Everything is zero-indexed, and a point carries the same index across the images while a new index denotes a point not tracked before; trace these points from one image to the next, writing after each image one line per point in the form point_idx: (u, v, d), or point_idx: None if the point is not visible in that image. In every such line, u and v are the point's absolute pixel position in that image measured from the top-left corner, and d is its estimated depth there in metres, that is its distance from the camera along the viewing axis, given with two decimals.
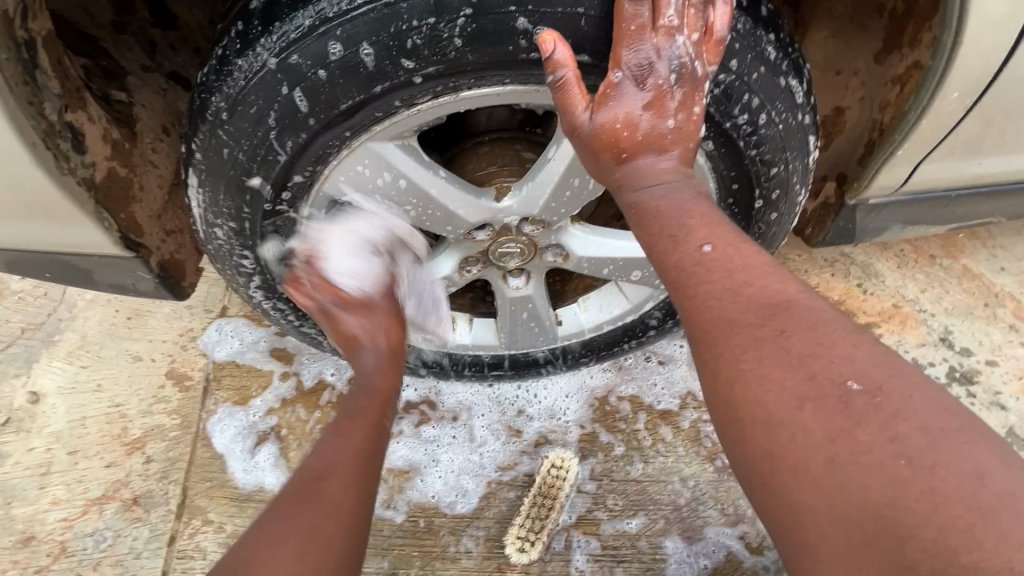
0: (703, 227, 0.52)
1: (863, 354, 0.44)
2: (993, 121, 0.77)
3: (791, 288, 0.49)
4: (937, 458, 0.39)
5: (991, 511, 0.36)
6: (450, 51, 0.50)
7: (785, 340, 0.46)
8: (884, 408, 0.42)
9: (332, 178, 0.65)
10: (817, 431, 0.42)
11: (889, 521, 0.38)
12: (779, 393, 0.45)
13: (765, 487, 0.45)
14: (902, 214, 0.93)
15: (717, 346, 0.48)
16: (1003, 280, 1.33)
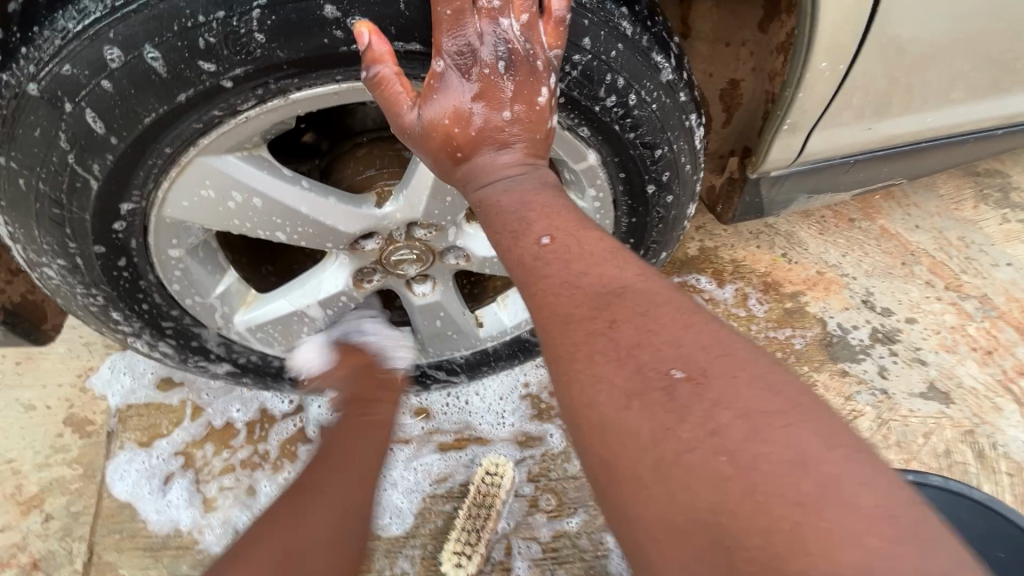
0: (546, 217, 0.49)
1: (690, 338, 0.42)
2: (872, 84, 0.76)
3: (630, 271, 0.47)
4: (756, 447, 0.36)
5: (814, 502, 0.34)
6: (253, 48, 0.45)
7: (613, 332, 0.44)
8: (709, 394, 0.39)
9: (170, 198, 0.57)
10: (642, 430, 0.40)
11: (716, 533, 0.35)
12: (608, 393, 0.42)
13: (608, 502, 0.42)
14: (805, 183, 0.93)
15: (556, 348, 0.46)
16: (918, 237, 1.36)
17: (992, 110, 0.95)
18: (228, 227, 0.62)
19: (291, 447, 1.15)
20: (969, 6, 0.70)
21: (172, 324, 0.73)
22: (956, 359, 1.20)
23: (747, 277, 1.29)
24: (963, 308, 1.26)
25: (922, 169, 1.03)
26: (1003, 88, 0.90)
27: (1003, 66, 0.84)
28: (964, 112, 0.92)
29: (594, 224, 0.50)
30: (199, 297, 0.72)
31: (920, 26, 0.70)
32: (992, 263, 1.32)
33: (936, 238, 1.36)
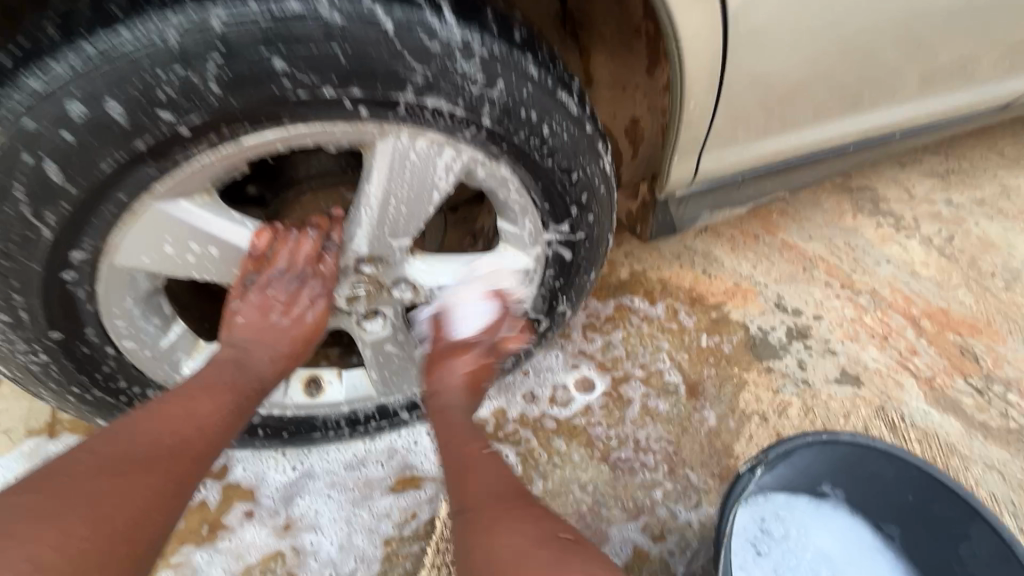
0: (474, 440, 0.82)
1: (519, 495, 0.72)
2: (745, 111, 0.90)
3: (513, 480, 0.75)
4: (525, 515, 0.69)
5: (548, 553, 0.63)
6: (210, 98, 0.51)
7: (485, 460, 0.78)
8: (581, 549, 0.65)
9: (124, 252, 0.61)
10: (480, 489, 0.74)
11: (515, 534, 0.66)
12: (473, 477, 0.75)
13: (465, 559, 0.67)
14: (705, 202, 1.08)
15: (457, 449, 0.81)
16: (813, 246, 1.55)
17: (850, 129, 1.13)
18: (235, 274, 0.73)
19: (237, 512, 1.07)
20: (818, 46, 0.85)
21: (124, 386, 0.76)
22: (860, 346, 1.35)
23: (675, 294, 1.42)
24: (858, 302, 1.44)
25: (798, 182, 1.21)
26: (853, 111, 1.08)
27: (850, 93, 1.01)
28: (827, 130, 1.09)
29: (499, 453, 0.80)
30: (144, 348, 0.73)
31: (780, 61, 0.84)
32: (875, 262, 1.53)
33: (828, 246, 1.56)
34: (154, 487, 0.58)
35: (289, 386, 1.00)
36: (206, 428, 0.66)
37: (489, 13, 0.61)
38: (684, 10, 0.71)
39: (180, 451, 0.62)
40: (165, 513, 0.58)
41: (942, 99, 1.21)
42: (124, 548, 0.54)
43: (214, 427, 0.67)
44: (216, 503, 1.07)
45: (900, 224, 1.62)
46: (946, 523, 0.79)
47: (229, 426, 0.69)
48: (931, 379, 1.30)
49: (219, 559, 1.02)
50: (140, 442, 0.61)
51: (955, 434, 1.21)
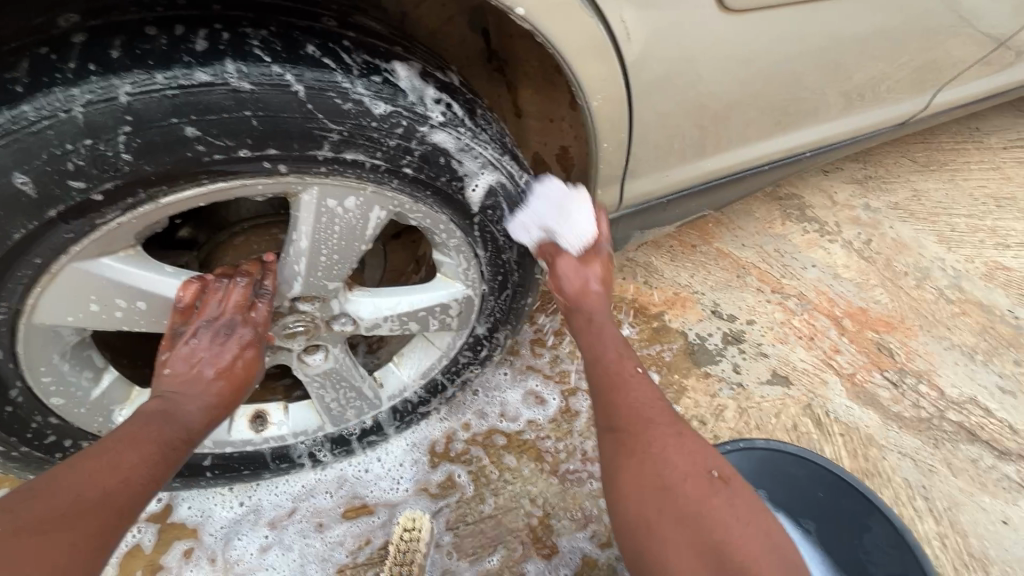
0: (627, 359, 0.88)
1: (700, 457, 0.76)
2: (661, 143, 0.96)
3: (686, 433, 0.79)
4: (696, 468, 0.74)
5: (727, 513, 0.70)
6: (121, 165, 0.55)
7: (668, 428, 0.78)
8: (729, 498, 0.72)
9: (46, 312, 0.63)
10: (659, 452, 0.75)
11: (701, 507, 0.70)
12: (651, 441, 0.77)
13: (630, 499, 0.74)
14: (634, 223, 1.14)
15: (634, 434, 0.78)
16: (746, 253, 1.65)
17: (769, 150, 1.20)
18: (165, 326, 0.74)
19: (184, 552, 1.06)
20: (724, 83, 0.91)
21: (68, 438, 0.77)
22: (789, 348, 1.45)
23: (618, 306, 1.48)
24: (788, 306, 1.54)
25: (724, 200, 1.29)
26: (769, 135, 1.15)
27: (764, 119, 1.08)
28: (747, 154, 1.16)
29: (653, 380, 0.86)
30: (71, 400, 0.73)
31: (689, 99, 0.90)
32: (802, 266, 1.63)
33: (759, 252, 1.65)
34: (66, 545, 0.57)
35: (234, 422, 1.00)
36: (130, 483, 0.64)
37: (397, 65, 0.65)
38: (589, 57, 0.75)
39: (99, 509, 0.61)
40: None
41: (853, 119, 1.31)
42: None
43: (138, 482, 0.65)
44: (151, 546, 1.07)
45: (824, 229, 1.74)
46: (852, 517, 0.88)
47: (156, 479, 0.67)
48: (852, 376, 1.40)
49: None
50: (57, 499, 0.59)
51: (874, 427, 1.31)
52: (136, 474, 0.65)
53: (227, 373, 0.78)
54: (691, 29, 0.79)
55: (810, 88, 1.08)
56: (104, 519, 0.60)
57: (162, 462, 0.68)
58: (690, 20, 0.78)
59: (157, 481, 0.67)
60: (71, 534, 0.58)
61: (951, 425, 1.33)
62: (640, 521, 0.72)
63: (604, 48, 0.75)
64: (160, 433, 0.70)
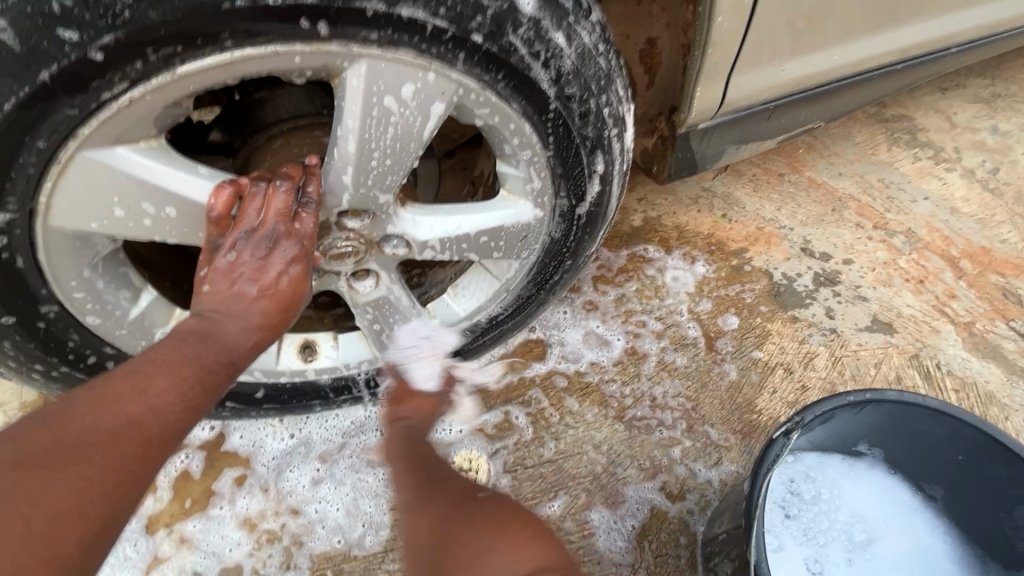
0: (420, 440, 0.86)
1: (490, 501, 0.71)
2: (772, 27, 0.80)
3: (471, 486, 0.75)
4: (466, 539, 0.64)
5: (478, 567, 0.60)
6: (120, 10, 0.46)
7: (439, 478, 0.78)
8: (480, 526, 0.65)
9: (65, 210, 0.56)
10: (451, 510, 0.70)
11: (442, 550, 0.64)
12: (451, 496, 0.73)
13: (440, 573, 0.64)
14: (731, 135, 0.95)
15: (421, 498, 0.74)
16: (843, 183, 1.42)
17: (891, 46, 0.99)
18: (203, 239, 0.64)
19: (238, 481, 1.05)
20: None
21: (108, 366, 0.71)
22: (893, 291, 1.25)
23: (692, 241, 1.31)
24: (892, 244, 1.33)
25: (835, 111, 1.08)
26: (889, 28, 0.96)
27: (886, 7, 0.90)
28: (866, 49, 0.96)
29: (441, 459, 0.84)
30: (105, 318, 0.67)
31: None
32: (911, 199, 1.40)
33: (859, 183, 1.43)
34: (86, 480, 0.49)
35: (281, 351, 0.93)
36: (163, 411, 0.55)
37: None
38: None
39: (125, 440, 0.52)
40: (106, 519, 0.49)
41: (981, 13, 1.09)
42: (46, 566, 0.44)
43: (168, 412, 0.55)
44: (199, 473, 1.05)
45: (939, 157, 1.48)
46: (997, 484, 0.77)
47: (191, 408, 0.57)
48: (971, 325, 1.20)
49: (216, 527, 1.01)
50: (74, 430, 0.50)
51: (995, 382, 1.13)
52: (163, 402, 0.55)
53: (269, 292, 0.66)
54: None
55: None
56: (125, 457, 0.51)
57: (195, 389, 0.58)
58: None
59: (190, 413, 0.57)
60: (85, 473, 0.49)
61: None
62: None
63: None
64: (192, 356, 0.59)
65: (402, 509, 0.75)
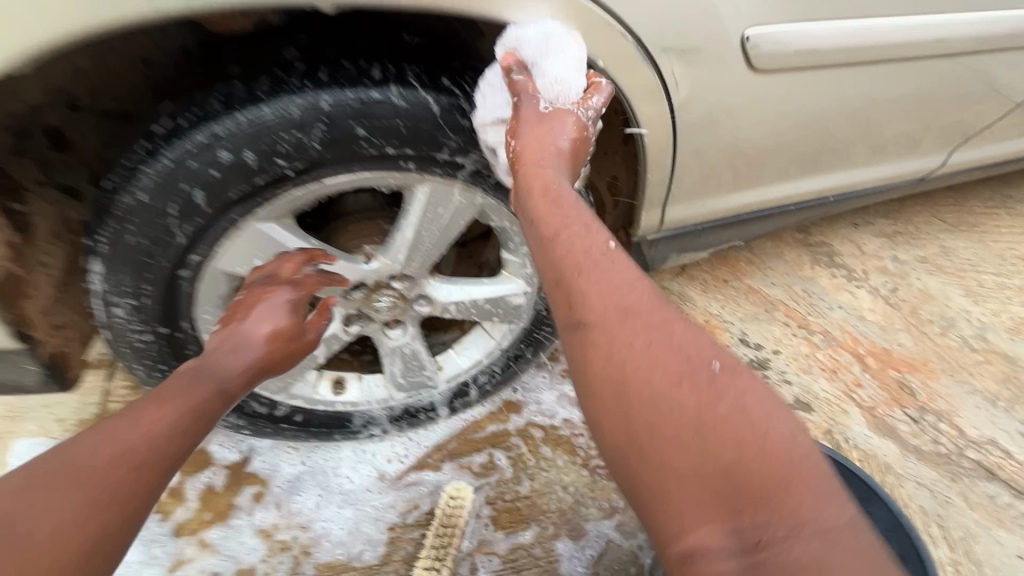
0: (587, 253, 0.73)
1: (691, 349, 0.63)
2: (700, 176, 1.11)
3: (692, 353, 0.63)
4: (688, 387, 0.60)
5: (739, 423, 0.58)
6: (312, 152, 0.78)
7: (663, 332, 0.65)
8: (731, 389, 0.61)
9: (226, 259, 0.86)
10: (676, 399, 0.59)
11: (707, 396, 0.61)
12: (659, 375, 0.61)
13: (637, 459, 0.59)
14: (672, 245, 1.30)
15: (616, 350, 0.64)
16: (774, 290, 1.77)
17: (799, 190, 1.33)
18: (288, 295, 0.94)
19: (256, 497, 1.23)
20: (764, 128, 1.05)
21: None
22: (812, 378, 1.55)
23: None
24: (813, 340, 1.64)
25: (753, 233, 1.42)
26: (800, 176, 1.28)
27: (797, 162, 1.21)
28: (778, 192, 1.29)
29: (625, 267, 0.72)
30: (214, 335, 0.94)
31: (732, 136, 1.03)
32: (828, 306, 1.74)
33: (788, 291, 1.77)
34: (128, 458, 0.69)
35: (318, 383, 1.15)
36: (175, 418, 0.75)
37: (506, 95, 0.86)
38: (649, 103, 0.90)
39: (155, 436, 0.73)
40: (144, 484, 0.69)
41: (885, 168, 1.42)
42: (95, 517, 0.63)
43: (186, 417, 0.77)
44: (222, 486, 1.24)
45: (852, 275, 1.84)
46: (855, 503, 1.07)
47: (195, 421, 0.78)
48: (872, 410, 1.50)
49: (234, 535, 1.19)
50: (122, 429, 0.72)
51: (891, 455, 1.42)
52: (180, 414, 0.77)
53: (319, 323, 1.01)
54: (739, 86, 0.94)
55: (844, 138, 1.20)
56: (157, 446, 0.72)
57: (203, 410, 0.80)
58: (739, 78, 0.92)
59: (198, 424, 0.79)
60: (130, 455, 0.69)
61: (968, 462, 1.43)
62: (626, 444, 0.60)
63: (655, 94, 0.89)
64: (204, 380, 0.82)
65: (587, 348, 0.66)
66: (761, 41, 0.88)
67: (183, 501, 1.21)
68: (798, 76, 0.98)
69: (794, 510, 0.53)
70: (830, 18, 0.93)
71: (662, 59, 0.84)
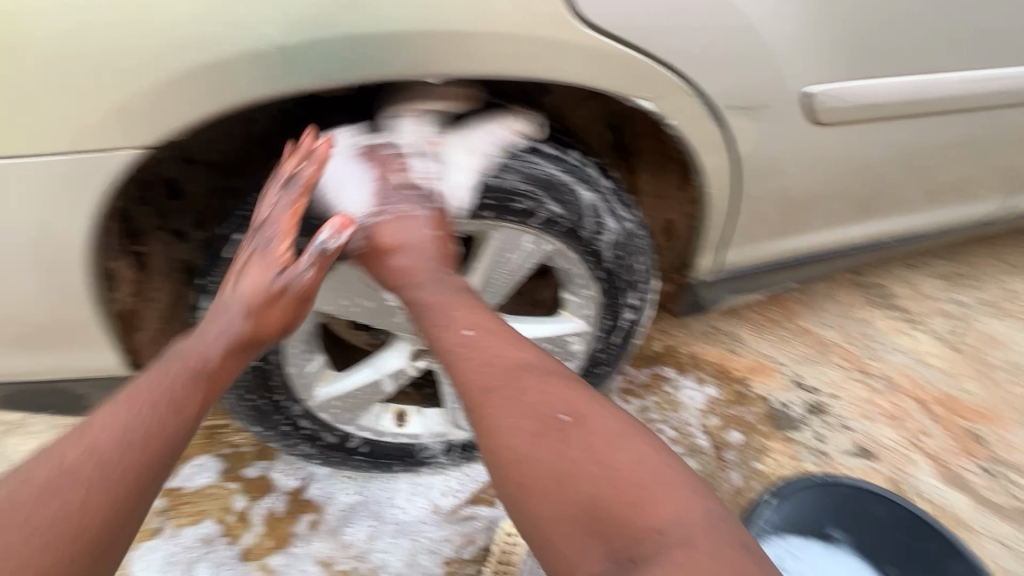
0: (467, 317, 0.85)
1: (562, 396, 0.74)
2: (759, 221, 1.14)
3: (568, 394, 0.74)
4: (543, 444, 0.69)
5: (607, 460, 0.67)
6: None
7: (520, 392, 0.74)
8: (580, 432, 0.70)
9: (318, 299, 0.95)
10: (539, 453, 0.69)
11: (553, 436, 0.70)
12: (523, 432, 0.71)
13: (521, 499, 0.69)
14: (728, 287, 1.31)
15: (483, 407, 0.75)
16: (829, 331, 1.74)
17: (856, 233, 1.33)
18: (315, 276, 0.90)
19: (313, 525, 1.27)
20: (823, 175, 1.08)
21: (281, 401, 1.04)
22: (874, 424, 1.51)
23: (702, 366, 1.61)
24: (871, 384, 1.60)
25: (808, 275, 1.41)
26: (857, 220, 1.28)
27: (856, 206, 1.22)
28: (834, 235, 1.31)
29: (496, 322, 0.85)
30: (297, 366, 1.01)
31: (792, 182, 1.06)
32: (886, 349, 1.70)
33: (842, 332, 1.74)
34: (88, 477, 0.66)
35: (382, 415, 1.19)
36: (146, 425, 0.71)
37: (574, 152, 0.95)
38: (713, 155, 0.94)
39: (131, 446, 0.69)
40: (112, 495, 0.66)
41: (942, 212, 1.41)
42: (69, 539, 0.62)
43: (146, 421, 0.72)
44: (281, 510, 1.29)
45: (909, 317, 1.79)
46: (929, 555, 1.07)
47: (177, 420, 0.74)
48: (940, 459, 1.44)
49: (296, 562, 1.23)
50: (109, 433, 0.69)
51: (964, 509, 1.36)
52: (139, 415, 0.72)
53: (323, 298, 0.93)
54: (799, 137, 0.98)
55: (903, 182, 1.21)
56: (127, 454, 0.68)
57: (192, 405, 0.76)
58: (799, 131, 0.97)
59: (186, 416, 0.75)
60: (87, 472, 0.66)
61: None
62: (515, 488, 0.70)
63: (721, 147, 0.94)
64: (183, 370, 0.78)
65: (472, 403, 0.76)
66: (823, 97, 0.93)
67: (249, 526, 1.26)
68: (857, 127, 1.01)
69: (652, 521, 0.62)
70: (893, 73, 0.96)
71: (727, 116, 0.89)
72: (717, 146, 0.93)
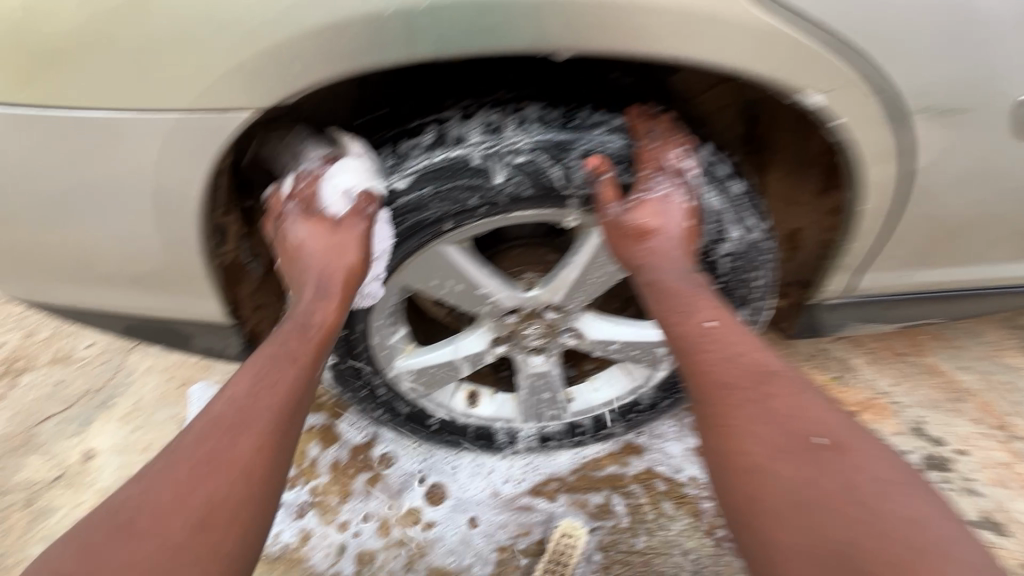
0: (709, 314, 0.83)
1: (821, 418, 0.71)
2: (916, 245, 0.95)
3: (823, 413, 0.72)
4: (823, 462, 0.67)
5: (862, 496, 0.63)
6: (504, 189, 0.81)
7: (769, 402, 0.73)
8: (835, 458, 0.67)
9: (406, 273, 0.91)
10: (787, 471, 0.67)
11: (806, 451, 0.68)
12: (764, 444, 0.70)
13: (745, 503, 0.69)
14: (854, 313, 1.12)
15: (722, 408, 0.75)
16: (967, 376, 1.48)
17: None
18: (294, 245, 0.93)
19: (371, 483, 1.31)
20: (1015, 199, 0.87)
21: (364, 370, 1.04)
22: (1007, 494, 1.28)
23: None
24: (1013, 447, 1.35)
25: (963, 313, 1.18)
26: None
27: None
28: (1006, 270, 1.08)
29: (742, 330, 0.83)
30: (380, 337, 1.01)
31: (978, 204, 0.87)
32: None
33: (984, 379, 1.48)
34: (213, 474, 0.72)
35: (455, 393, 1.19)
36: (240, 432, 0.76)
37: (706, 148, 0.86)
38: (880, 164, 0.78)
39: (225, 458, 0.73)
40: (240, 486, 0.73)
41: None
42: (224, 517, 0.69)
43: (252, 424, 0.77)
44: (346, 463, 1.34)
45: None
46: None
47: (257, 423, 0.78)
48: None
49: (357, 517, 1.27)
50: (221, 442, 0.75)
51: None
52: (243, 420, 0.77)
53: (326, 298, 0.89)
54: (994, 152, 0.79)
55: None
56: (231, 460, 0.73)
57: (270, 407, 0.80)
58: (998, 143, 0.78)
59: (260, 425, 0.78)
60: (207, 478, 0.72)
61: None
62: (738, 491, 0.70)
63: (893, 155, 0.78)
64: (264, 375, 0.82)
65: (709, 394, 0.77)
66: None
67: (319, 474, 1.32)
68: None
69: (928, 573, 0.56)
70: None
71: (913, 119, 0.73)
72: (891, 151, 0.77)
